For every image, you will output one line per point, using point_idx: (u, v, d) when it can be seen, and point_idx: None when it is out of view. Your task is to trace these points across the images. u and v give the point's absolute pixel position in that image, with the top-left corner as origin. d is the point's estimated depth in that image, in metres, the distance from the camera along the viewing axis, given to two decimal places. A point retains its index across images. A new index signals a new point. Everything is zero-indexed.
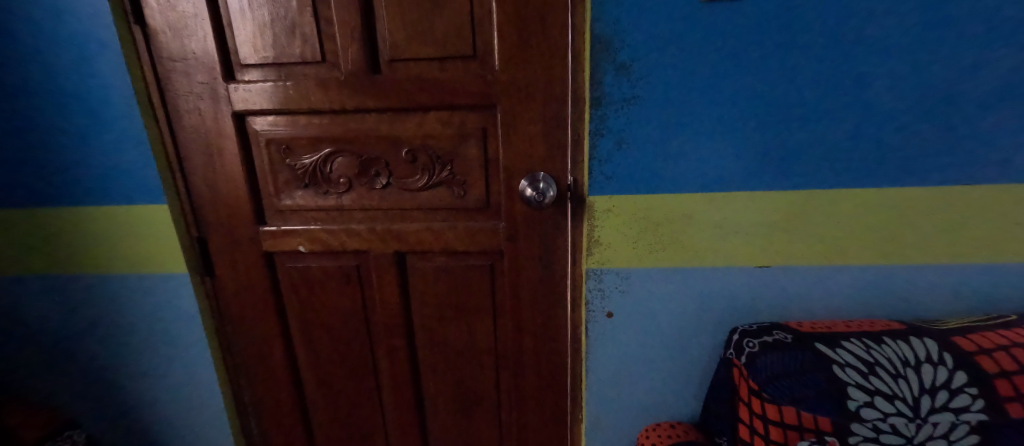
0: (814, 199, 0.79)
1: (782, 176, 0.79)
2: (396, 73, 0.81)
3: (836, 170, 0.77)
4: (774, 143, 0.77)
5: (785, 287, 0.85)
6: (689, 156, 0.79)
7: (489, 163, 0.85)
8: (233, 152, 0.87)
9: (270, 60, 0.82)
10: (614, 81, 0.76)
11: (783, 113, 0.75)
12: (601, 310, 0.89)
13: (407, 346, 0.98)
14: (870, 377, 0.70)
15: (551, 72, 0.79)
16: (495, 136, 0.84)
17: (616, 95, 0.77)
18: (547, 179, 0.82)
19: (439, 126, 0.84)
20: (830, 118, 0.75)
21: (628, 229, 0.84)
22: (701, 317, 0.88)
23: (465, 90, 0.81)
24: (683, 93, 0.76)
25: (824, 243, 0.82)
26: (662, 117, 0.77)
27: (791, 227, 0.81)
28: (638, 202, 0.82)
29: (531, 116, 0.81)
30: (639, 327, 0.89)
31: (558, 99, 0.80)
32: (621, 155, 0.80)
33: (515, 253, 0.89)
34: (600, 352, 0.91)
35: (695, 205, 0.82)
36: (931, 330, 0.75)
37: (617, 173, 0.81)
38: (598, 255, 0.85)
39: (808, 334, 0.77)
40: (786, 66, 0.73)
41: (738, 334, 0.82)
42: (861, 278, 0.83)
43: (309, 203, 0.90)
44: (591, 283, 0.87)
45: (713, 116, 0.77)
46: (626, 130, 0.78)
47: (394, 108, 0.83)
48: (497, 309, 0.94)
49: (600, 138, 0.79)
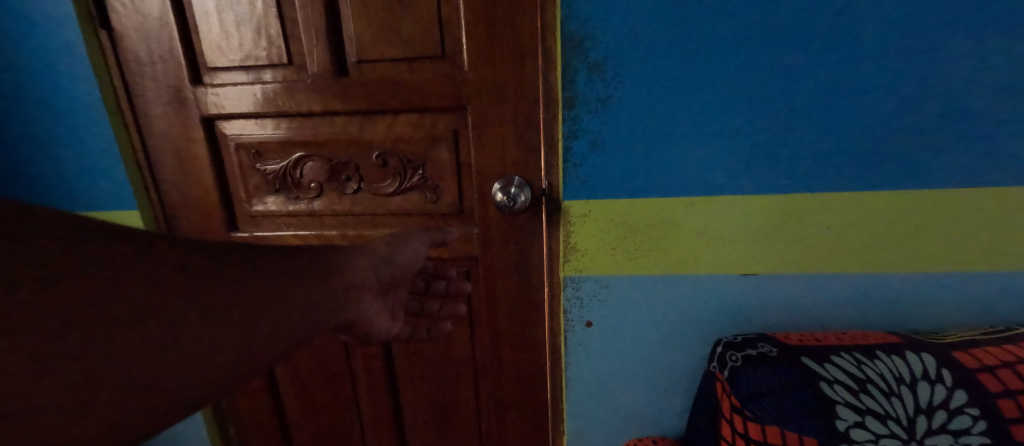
0: (801, 203, 0.75)
1: (769, 179, 0.74)
2: (364, 75, 0.79)
3: (825, 172, 0.73)
4: (757, 144, 0.73)
5: (773, 297, 0.80)
6: (669, 159, 0.75)
7: (462, 166, 0.82)
8: (203, 157, 0.85)
9: (237, 63, 0.80)
10: (587, 80, 0.73)
11: (767, 113, 0.71)
12: (579, 319, 0.85)
13: (383, 355, 0.96)
14: (861, 395, 0.65)
15: (523, 73, 0.76)
16: (467, 139, 0.80)
17: (589, 94, 0.73)
18: (520, 182, 0.79)
19: (410, 129, 0.81)
20: (816, 117, 0.71)
21: (606, 235, 0.80)
22: (686, 328, 0.83)
23: (435, 92, 0.78)
24: (659, 91, 0.72)
25: (814, 248, 0.77)
26: (639, 118, 0.74)
27: (778, 232, 0.77)
28: (615, 207, 0.78)
29: (503, 119, 0.78)
30: (620, 338, 0.85)
31: (532, 100, 0.77)
32: (597, 158, 0.76)
33: (491, 260, 0.86)
34: (579, 362, 0.88)
35: (675, 210, 0.78)
36: (929, 344, 0.70)
37: (593, 176, 0.77)
38: (575, 262, 0.82)
39: (794, 346, 0.72)
40: (767, 62, 0.69)
41: (722, 346, 0.77)
42: (854, 287, 0.78)
43: (281, 209, 0.88)
44: (569, 291, 0.84)
45: (691, 116, 0.73)
46: (600, 133, 0.75)
47: (363, 111, 0.80)
48: (474, 317, 0.91)
49: (574, 139, 0.76)
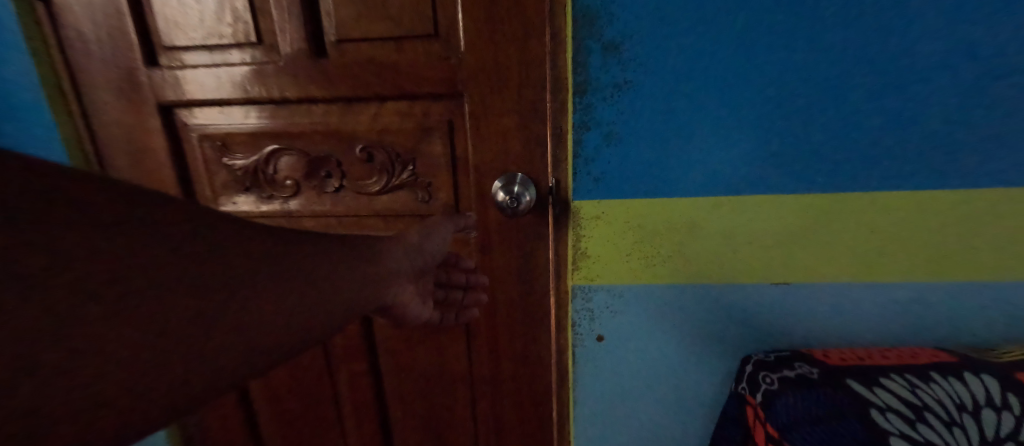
0: (841, 204, 0.66)
1: (805, 176, 0.66)
2: (344, 57, 0.68)
3: (870, 169, 0.64)
4: (794, 136, 0.64)
5: (809, 309, 0.71)
6: (693, 153, 0.66)
7: (458, 161, 0.72)
8: (161, 150, 0.75)
9: (198, 42, 0.70)
10: (601, 62, 0.63)
11: (806, 100, 0.63)
12: (590, 333, 0.76)
13: (370, 371, 0.86)
14: (919, 426, 0.55)
15: (527, 54, 0.66)
16: (464, 131, 0.70)
17: (604, 78, 0.64)
18: (525, 179, 0.70)
19: (398, 119, 0.71)
20: (864, 105, 0.62)
21: (621, 239, 0.71)
22: (709, 343, 0.75)
23: (427, 76, 0.68)
24: (684, 75, 0.63)
25: (855, 254, 0.68)
26: (660, 106, 0.65)
27: (814, 236, 0.68)
28: (631, 208, 0.70)
29: (505, 107, 0.68)
30: (634, 354, 0.76)
31: (537, 85, 0.67)
32: (611, 152, 0.67)
33: (491, 267, 0.76)
34: (589, 380, 0.79)
35: (699, 211, 0.69)
36: (989, 364, 0.62)
37: (607, 172, 0.68)
38: (586, 269, 0.73)
39: (836, 367, 0.64)
40: (808, 41, 0.60)
41: (752, 365, 0.68)
42: (900, 298, 0.69)
43: (252, 209, 0.77)
44: (578, 302, 0.75)
45: (719, 104, 0.64)
46: (615, 123, 0.66)
47: (345, 98, 0.70)
48: (471, 330, 0.81)
49: (586, 130, 0.66)
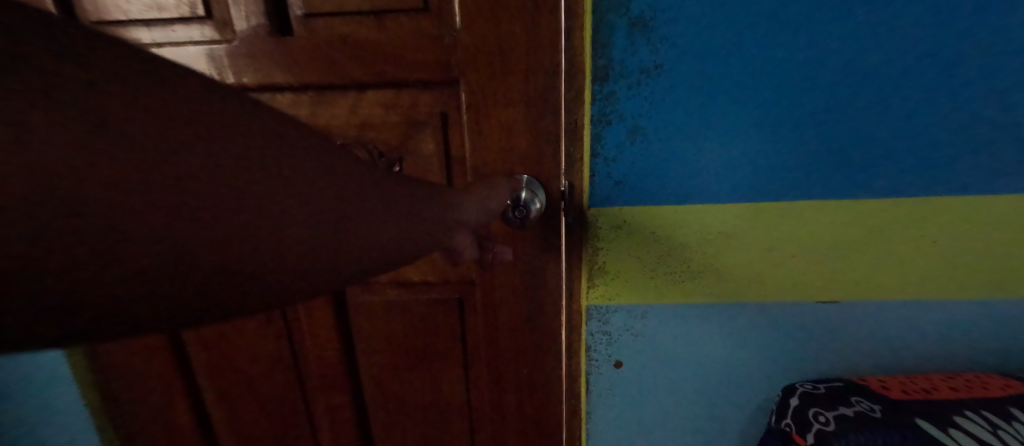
0: (901, 212, 0.57)
1: (863, 179, 0.56)
2: (314, 36, 0.56)
3: (940, 170, 0.55)
4: (854, 131, 0.54)
5: (859, 332, 0.62)
6: (733, 152, 0.56)
7: (452, 160, 0.61)
8: None
9: (134, 16, 0.57)
10: (627, 43, 0.53)
11: (870, 88, 0.52)
12: (606, 359, 0.67)
13: (354, 400, 0.76)
14: None
15: (537, 32, 0.54)
16: (460, 125, 0.59)
17: (629, 62, 0.53)
18: (530, 181, 0.57)
19: (381, 110, 0.59)
20: (939, 94, 0.52)
21: (645, 252, 0.61)
22: (743, 370, 0.65)
23: (415, 60, 0.56)
24: (727, 57, 0.52)
25: (914, 270, 0.59)
26: (695, 96, 0.54)
27: (867, 249, 0.59)
28: (657, 216, 0.59)
29: (510, 97, 0.56)
30: (657, 382, 0.67)
31: (549, 70, 0.55)
32: (636, 150, 0.56)
33: (492, 286, 0.64)
34: (605, 411, 0.69)
35: (736, 220, 0.59)
36: None
37: (630, 174, 0.58)
38: (603, 287, 0.63)
39: (900, 403, 0.55)
40: (875, 17, 0.50)
41: (799, 398, 0.60)
42: (965, 320, 0.60)
43: None
44: (593, 324, 0.65)
45: (767, 92, 0.53)
46: (642, 115, 0.55)
47: (316, 86, 0.58)
48: (469, 357, 0.69)
49: (606, 124, 0.56)
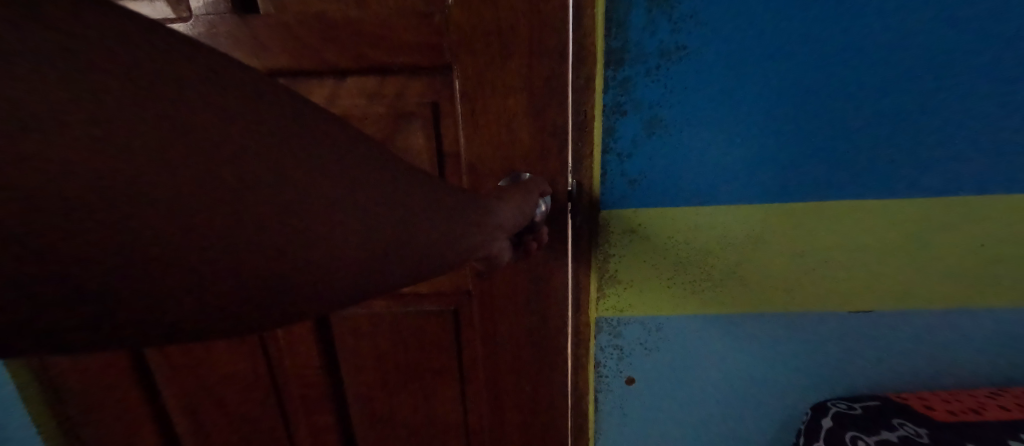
0: (952, 214, 0.50)
1: (912, 175, 0.49)
2: (281, 14, 0.48)
3: (999, 164, 0.48)
4: (903, 123, 0.47)
5: (895, 343, 0.56)
6: (764, 145, 0.49)
7: (445, 158, 0.53)
8: None
9: None
10: (644, 20, 0.45)
11: (926, 71, 0.45)
12: (617, 374, 0.61)
13: (339, 421, 0.69)
14: None
15: (541, 7, 0.46)
16: (453, 118, 0.51)
17: (648, 44, 0.46)
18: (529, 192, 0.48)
19: (362, 101, 0.52)
20: (1006, 80, 0.45)
21: (661, 260, 0.55)
22: (766, 385, 0.60)
23: (400, 41, 0.49)
24: (760, 37, 0.45)
25: (958, 276, 0.53)
26: (722, 82, 0.47)
27: (909, 254, 0.53)
28: (675, 219, 0.53)
29: (510, 84, 0.49)
30: (672, 399, 0.61)
31: (555, 53, 0.47)
32: (653, 144, 0.49)
33: (490, 298, 0.58)
34: (615, 429, 0.64)
35: (764, 223, 0.52)
36: None
37: (646, 172, 0.51)
38: (614, 297, 0.57)
39: (952, 427, 0.48)
40: None
41: (833, 419, 0.54)
42: (1013, 329, 0.54)
43: None
44: (603, 338, 0.59)
45: (806, 78, 0.46)
46: (660, 105, 0.48)
47: (287, 74, 0.51)
48: (466, 374, 0.63)
49: (620, 116, 0.49)
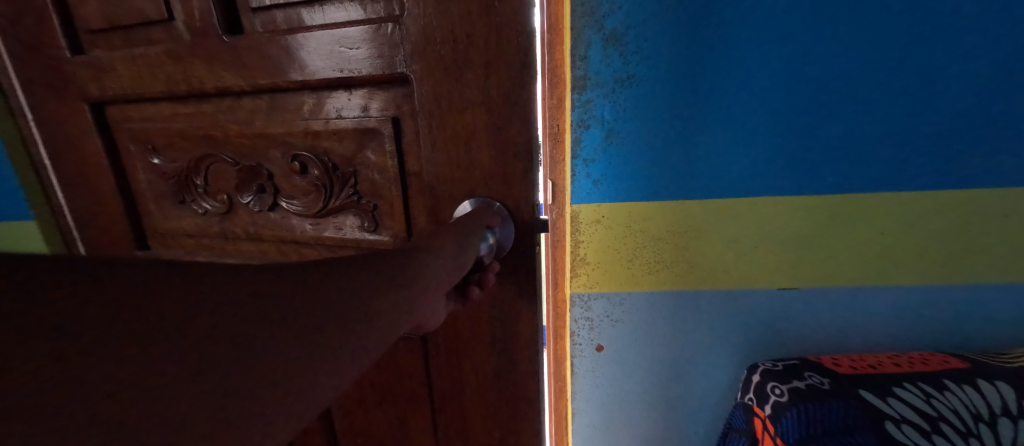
0: (874, 197, 0.57)
1: (835, 178, 0.56)
2: (262, 29, 0.54)
3: (912, 167, 0.55)
4: (832, 131, 0.54)
5: (837, 319, 0.62)
6: (710, 150, 0.56)
7: (409, 176, 0.54)
8: (94, 153, 0.63)
9: (113, 22, 0.58)
10: (602, 53, 0.53)
11: (839, 87, 0.53)
12: (589, 342, 0.66)
13: (321, 434, 0.67)
14: (934, 437, 0.49)
15: (495, 16, 0.46)
16: (417, 133, 0.52)
17: (605, 72, 0.54)
18: (485, 231, 0.47)
19: (333, 115, 0.54)
20: (908, 97, 0.52)
21: (625, 244, 0.61)
22: (724, 356, 0.66)
23: (362, 56, 0.51)
24: (698, 63, 0.53)
25: (891, 262, 0.59)
26: (672, 99, 0.54)
27: (846, 236, 0.59)
28: (635, 210, 0.59)
29: (470, 98, 0.49)
30: (639, 365, 0.67)
31: (513, 62, 0.47)
32: (614, 153, 0.57)
33: (458, 321, 0.55)
34: (588, 393, 0.70)
35: (714, 206, 0.58)
36: (1005, 367, 0.54)
37: (608, 176, 0.58)
38: (584, 277, 0.63)
39: (851, 378, 0.55)
40: (841, 20, 0.50)
41: (760, 374, 0.59)
42: (943, 307, 0.61)
43: (186, 226, 0.63)
44: (576, 311, 0.65)
45: (743, 95, 0.54)
46: (618, 123, 0.55)
47: (267, 90, 0.55)
48: (436, 402, 0.60)
49: (583, 130, 0.56)
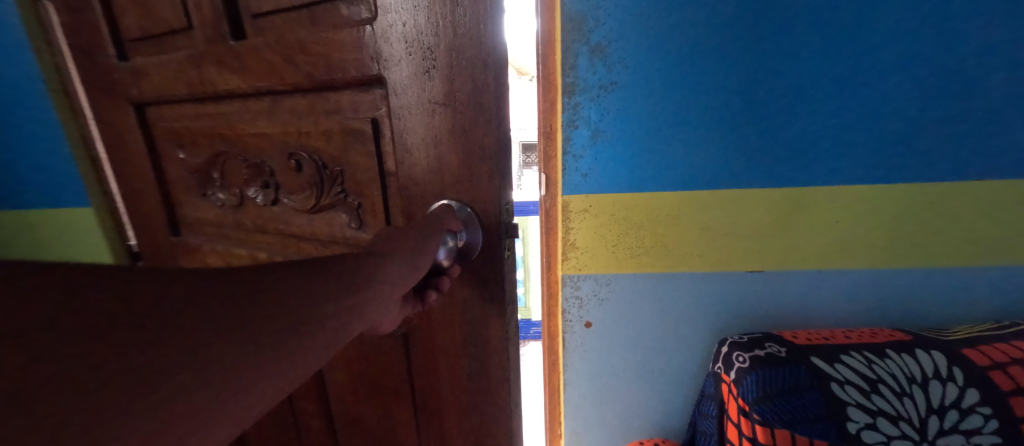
0: (789, 202, 0.83)
1: (753, 168, 0.81)
2: (261, 35, 0.57)
3: (807, 164, 0.80)
4: (747, 134, 0.80)
5: (767, 292, 0.90)
6: (665, 149, 0.81)
7: (388, 177, 0.55)
8: (136, 149, 0.71)
9: (148, 32, 0.64)
10: (589, 64, 0.77)
11: (750, 104, 0.78)
12: (578, 320, 0.94)
13: (320, 420, 0.71)
14: (872, 396, 0.75)
15: (463, 18, 0.46)
16: (393, 135, 0.53)
17: (591, 80, 0.78)
18: (443, 233, 0.48)
19: (321, 116, 0.56)
20: (799, 111, 0.78)
21: (608, 229, 0.86)
22: (678, 327, 0.94)
23: (342, 59, 0.52)
24: (651, 87, 0.78)
25: (806, 246, 0.85)
26: (638, 110, 0.80)
27: (778, 224, 0.84)
28: (615, 201, 0.84)
29: (440, 101, 0.49)
30: (615, 334, 0.95)
31: (480, 64, 0.46)
32: (597, 147, 0.82)
33: (433, 321, 0.56)
34: (578, 363, 0.97)
35: (674, 205, 0.84)
36: (938, 341, 0.80)
37: (592, 168, 0.83)
38: (574, 261, 0.89)
39: (802, 347, 0.82)
40: (748, 59, 0.76)
41: (729, 345, 0.87)
42: (862, 284, 0.87)
43: (208, 217, 0.70)
44: (569, 290, 0.91)
45: (684, 109, 0.79)
46: (602, 124, 0.81)
47: (267, 92, 0.59)
48: (418, 398, 0.61)
49: (574, 129, 0.81)
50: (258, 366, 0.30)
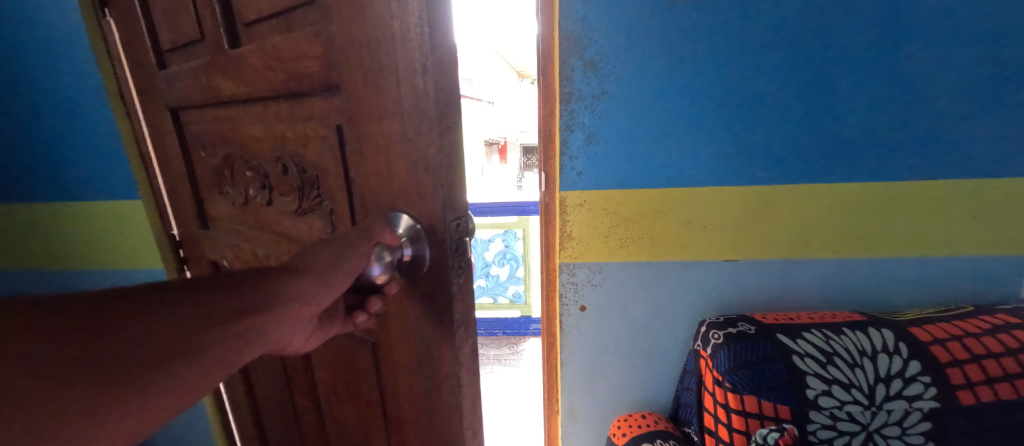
0: (757, 202, 1.01)
1: (723, 166, 1.00)
2: (250, 43, 0.59)
3: (766, 162, 0.98)
4: (713, 139, 0.98)
5: (738, 276, 1.07)
6: (645, 153, 1.01)
7: (353, 184, 0.54)
8: (174, 148, 0.78)
9: (176, 42, 0.70)
10: (584, 77, 0.97)
11: (714, 115, 0.97)
12: (575, 303, 1.12)
13: (313, 413, 0.73)
14: (828, 366, 0.87)
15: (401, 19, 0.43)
16: (352, 142, 0.51)
17: (585, 90, 0.98)
18: (375, 247, 0.46)
19: (298, 122, 0.57)
20: (756, 120, 0.96)
21: (599, 221, 1.05)
22: (662, 308, 1.12)
23: (307, 65, 0.52)
24: (632, 102, 0.98)
25: (768, 232, 1.03)
26: (623, 118, 0.99)
27: (748, 220, 1.02)
28: (604, 197, 1.04)
29: (386, 107, 0.46)
30: (609, 313, 1.13)
31: (421, 67, 0.43)
32: (590, 150, 1.01)
33: (394, 333, 0.54)
34: (575, 339, 1.15)
35: (663, 202, 1.03)
36: (893, 323, 0.93)
37: (584, 168, 1.03)
38: (571, 250, 1.08)
39: (766, 327, 0.95)
40: (713, 77, 0.95)
41: (707, 325, 1.02)
42: (823, 268, 1.05)
43: (225, 213, 0.75)
44: (566, 276, 1.10)
45: (661, 118, 0.98)
46: (595, 130, 1.00)
47: (258, 98, 0.61)
48: (387, 410, 0.60)
49: (571, 133, 1.01)
50: (155, 379, 0.34)
